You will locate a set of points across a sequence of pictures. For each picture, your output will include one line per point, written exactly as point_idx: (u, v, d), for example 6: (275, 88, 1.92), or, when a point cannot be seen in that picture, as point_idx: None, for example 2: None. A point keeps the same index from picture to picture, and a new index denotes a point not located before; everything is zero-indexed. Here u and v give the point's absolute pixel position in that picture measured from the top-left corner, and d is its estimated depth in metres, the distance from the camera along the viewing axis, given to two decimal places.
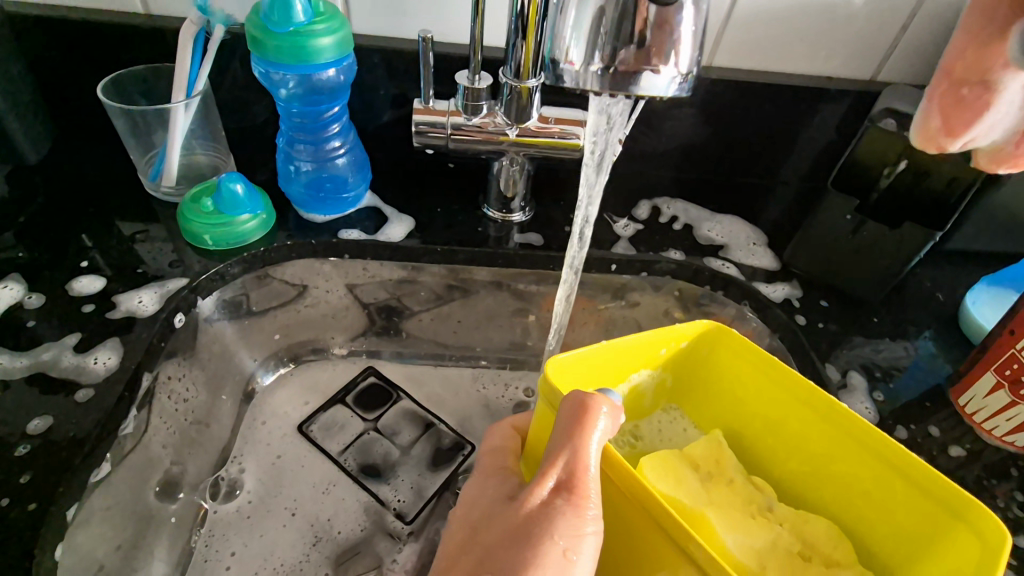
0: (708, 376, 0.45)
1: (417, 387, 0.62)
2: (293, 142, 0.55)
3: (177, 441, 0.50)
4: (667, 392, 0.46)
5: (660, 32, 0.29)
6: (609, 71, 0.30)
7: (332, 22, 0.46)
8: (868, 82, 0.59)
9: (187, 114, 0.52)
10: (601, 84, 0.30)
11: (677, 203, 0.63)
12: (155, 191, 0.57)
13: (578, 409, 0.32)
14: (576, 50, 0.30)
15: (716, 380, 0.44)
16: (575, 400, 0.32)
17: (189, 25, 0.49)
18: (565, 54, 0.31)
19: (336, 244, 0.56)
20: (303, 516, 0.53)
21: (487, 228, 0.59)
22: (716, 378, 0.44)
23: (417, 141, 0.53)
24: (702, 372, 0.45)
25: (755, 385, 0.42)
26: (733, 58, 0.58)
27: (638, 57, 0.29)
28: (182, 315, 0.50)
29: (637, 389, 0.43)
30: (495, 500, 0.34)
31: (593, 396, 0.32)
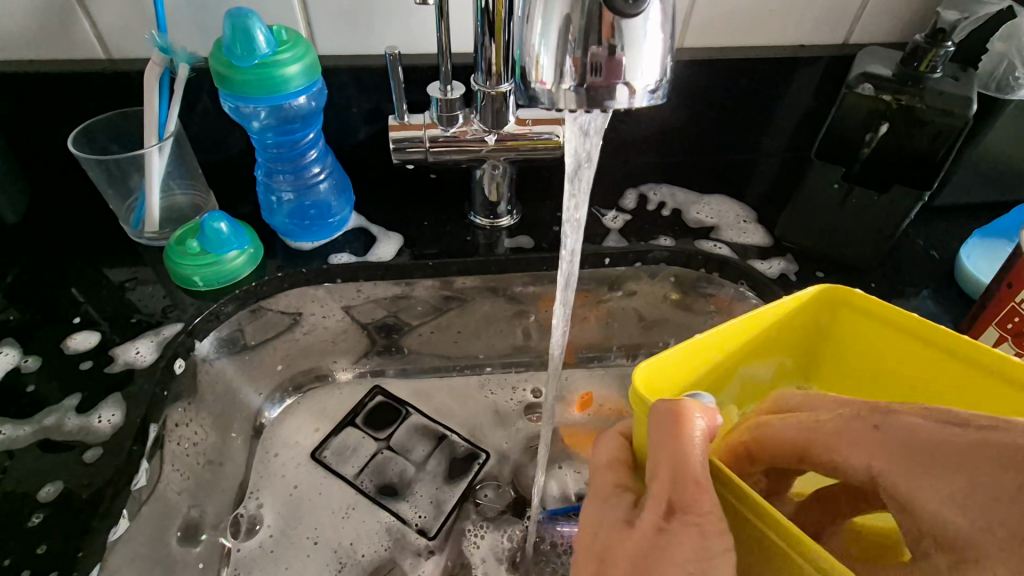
0: (835, 349, 0.37)
1: (425, 401, 0.62)
2: (272, 173, 0.55)
3: (193, 486, 0.50)
4: (789, 374, 0.38)
5: (628, 46, 0.28)
6: (581, 87, 0.30)
7: (297, 49, 0.46)
8: (840, 46, 0.59)
9: (162, 157, 0.51)
10: (578, 106, 0.30)
11: (663, 188, 0.63)
12: (139, 237, 0.56)
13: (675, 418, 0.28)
14: (547, 73, 0.30)
15: (838, 353, 0.37)
16: (669, 406, 0.28)
17: (152, 67, 0.48)
18: (536, 74, 0.30)
19: (326, 270, 0.56)
20: (326, 543, 0.53)
21: (476, 236, 0.59)
22: (847, 351, 0.36)
23: (397, 158, 0.53)
24: (825, 346, 0.37)
25: (903, 352, 0.34)
26: (704, 38, 0.57)
27: (610, 74, 0.29)
28: (181, 361, 0.50)
29: (749, 380, 0.36)
30: (605, 523, 0.30)
31: (693, 403, 0.28)
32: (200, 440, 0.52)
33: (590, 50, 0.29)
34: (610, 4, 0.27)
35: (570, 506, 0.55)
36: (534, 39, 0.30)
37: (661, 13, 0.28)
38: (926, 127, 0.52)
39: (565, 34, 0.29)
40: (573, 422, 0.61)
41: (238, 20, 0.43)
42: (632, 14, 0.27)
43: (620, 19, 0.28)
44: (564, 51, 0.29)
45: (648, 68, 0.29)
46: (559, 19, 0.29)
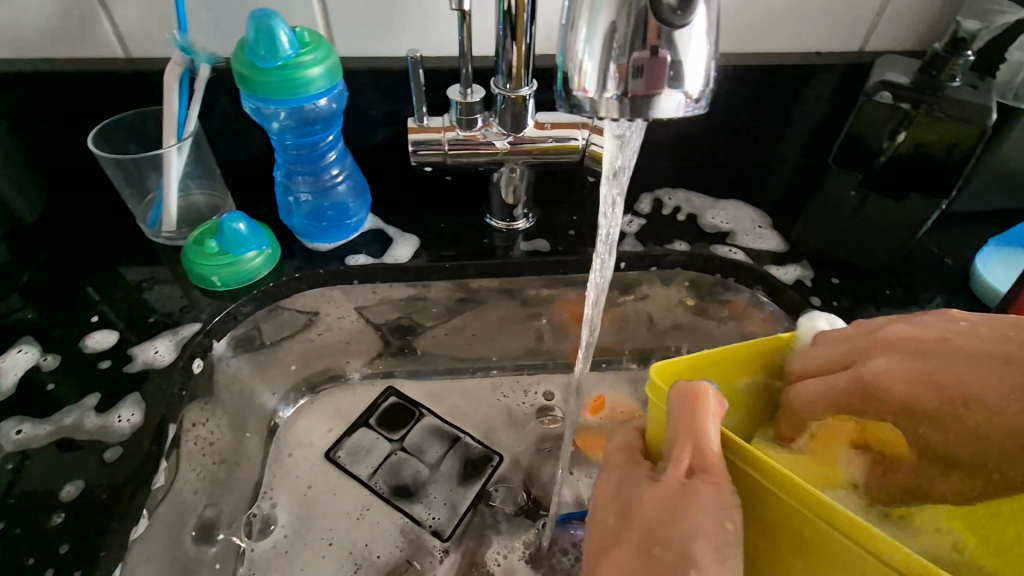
0: None
1: (439, 402, 0.62)
2: (291, 174, 0.55)
3: (209, 486, 0.50)
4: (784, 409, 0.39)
5: (674, 54, 0.28)
6: (625, 95, 0.30)
7: (319, 51, 0.46)
8: (857, 53, 0.59)
9: (181, 157, 0.51)
10: (621, 114, 0.30)
11: (678, 192, 0.63)
12: (156, 237, 0.56)
13: (692, 395, 0.31)
14: (590, 81, 0.30)
15: None
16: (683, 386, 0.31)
17: (172, 67, 0.48)
18: (579, 81, 0.30)
19: (344, 271, 0.55)
20: (340, 544, 0.53)
21: (492, 239, 0.59)
22: None
23: (415, 160, 0.53)
24: None
25: None
26: (721, 43, 0.58)
27: (653, 81, 0.29)
28: (199, 360, 0.50)
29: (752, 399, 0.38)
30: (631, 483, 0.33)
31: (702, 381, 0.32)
32: (217, 440, 0.52)
33: (634, 56, 0.29)
34: (657, 12, 0.27)
35: (584, 509, 0.55)
36: (578, 46, 0.30)
37: (707, 23, 0.28)
38: (941, 134, 0.52)
39: (610, 41, 0.29)
40: (587, 425, 0.61)
41: (262, 21, 0.43)
42: (680, 23, 0.28)
43: (669, 27, 0.28)
44: (608, 58, 0.29)
45: (694, 76, 0.29)
46: (604, 27, 0.29)
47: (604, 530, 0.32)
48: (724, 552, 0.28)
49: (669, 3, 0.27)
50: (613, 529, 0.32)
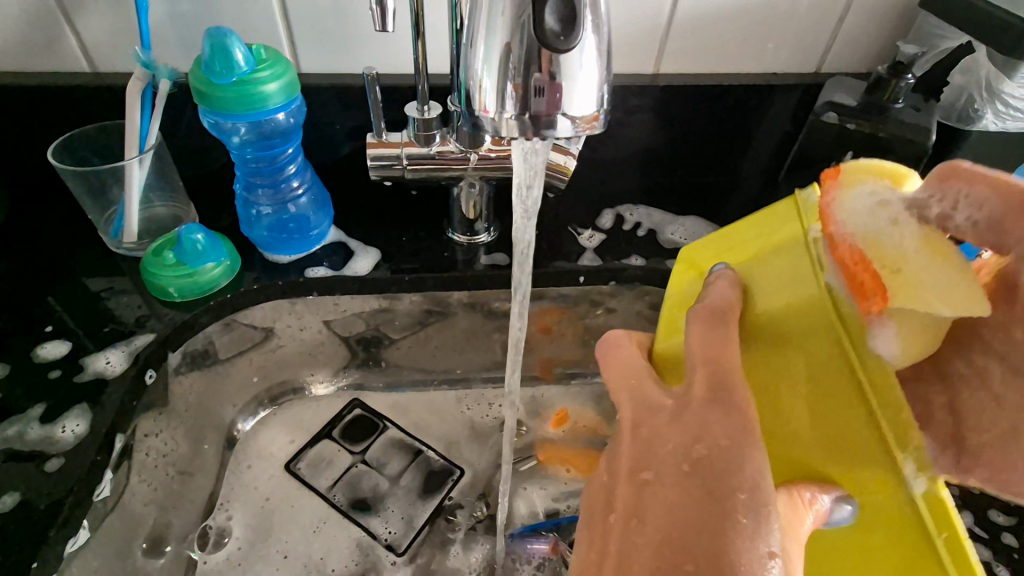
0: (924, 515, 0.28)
1: (403, 414, 0.63)
2: (251, 187, 0.55)
3: (159, 498, 0.50)
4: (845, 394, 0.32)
5: (562, 76, 0.29)
6: (522, 116, 0.31)
7: (275, 67, 0.47)
8: (812, 74, 0.60)
9: (141, 169, 0.52)
10: (521, 132, 0.31)
11: (640, 208, 0.65)
12: (118, 247, 0.57)
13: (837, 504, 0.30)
14: (490, 101, 0.31)
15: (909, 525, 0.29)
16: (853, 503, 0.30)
17: (136, 82, 0.49)
18: (480, 101, 0.31)
19: (302, 282, 0.56)
20: (295, 557, 0.53)
21: (454, 252, 0.60)
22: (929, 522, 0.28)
23: (376, 174, 0.54)
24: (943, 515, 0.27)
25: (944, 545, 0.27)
26: (679, 63, 0.59)
27: (551, 102, 0.30)
28: (152, 371, 0.50)
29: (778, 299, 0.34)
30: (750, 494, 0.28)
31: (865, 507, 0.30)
32: (171, 451, 0.52)
33: (531, 77, 0.29)
34: (542, 38, 0.28)
35: (540, 523, 0.55)
36: (478, 64, 0.31)
37: (596, 47, 0.29)
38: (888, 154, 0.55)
39: (505, 63, 0.30)
40: (549, 438, 0.62)
41: (217, 38, 0.44)
42: (565, 48, 0.28)
43: (555, 52, 0.28)
44: (505, 78, 0.30)
45: (584, 99, 0.30)
46: (499, 47, 0.29)
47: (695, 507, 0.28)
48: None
49: (553, 30, 0.28)
50: (703, 517, 0.28)
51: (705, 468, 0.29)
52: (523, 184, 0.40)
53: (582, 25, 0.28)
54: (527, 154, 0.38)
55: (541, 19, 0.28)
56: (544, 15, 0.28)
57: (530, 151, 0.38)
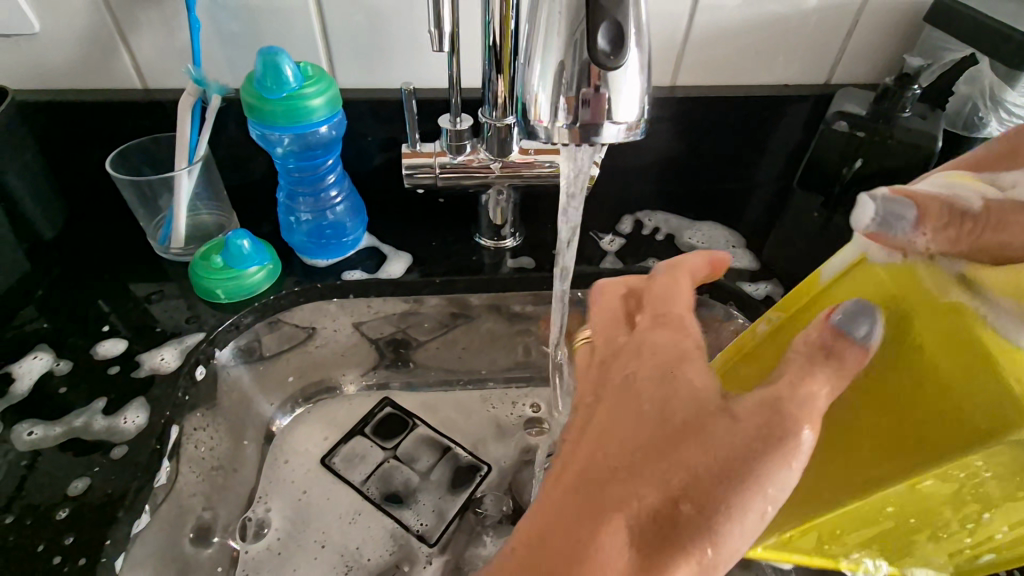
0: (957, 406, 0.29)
1: (432, 413, 0.65)
2: (293, 195, 0.59)
3: (207, 488, 0.53)
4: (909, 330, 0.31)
5: (611, 88, 0.32)
6: (574, 125, 0.33)
7: (321, 83, 0.50)
8: (823, 85, 0.63)
9: (191, 179, 0.55)
10: (572, 140, 0.34)
11: (658, 214, 0.67)
12: (165, 253, 0.60)
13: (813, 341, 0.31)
14: (543, 111, 0.34)
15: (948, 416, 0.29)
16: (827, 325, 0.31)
17: (186, 97, 0.53)
18: (535, 112, 0.35)
19: (340, 285, 0.58)
20: (332, 547, 0.56)
21: (481, 256, 0.63)
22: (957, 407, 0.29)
23: (409, 183, 0.57)
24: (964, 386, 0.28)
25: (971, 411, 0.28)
26: (696, 76, 0.62)
27: (600, 113, 0.33)
28: (202, 367, 0.52)
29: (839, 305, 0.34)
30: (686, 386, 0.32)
31: (857, 317, 0.31)
32: (217, 446, 0.55)
33: (581, 92, 0.32)
34: (593, 58, 0.31)
35: None
36: (534, 81, 0.34)
37: (641, 61, 0.32)
38: (897, 158, 0.58)
39: (559, 78, 0.33)
40: None
41: (269, 57, 0.47)
42: (613, 66, 0.31)
43: (603, 69, 0.31)
44: (558, 92, 0.33)
45: (631, 107, 0.33)
46: (554, 65, 0.33)
47: (622, 420, 0.32)
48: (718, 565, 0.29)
49: (603, 49, 0.31)
50: (643, 433, 0.31)
51: (629, 383, 0.34)
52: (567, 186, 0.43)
53: (629, 46, 0.31)
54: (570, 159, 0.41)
55: (592, 40, 0.31)
56: (595, 36, 0.30)
57: (576, 156, 0.41)
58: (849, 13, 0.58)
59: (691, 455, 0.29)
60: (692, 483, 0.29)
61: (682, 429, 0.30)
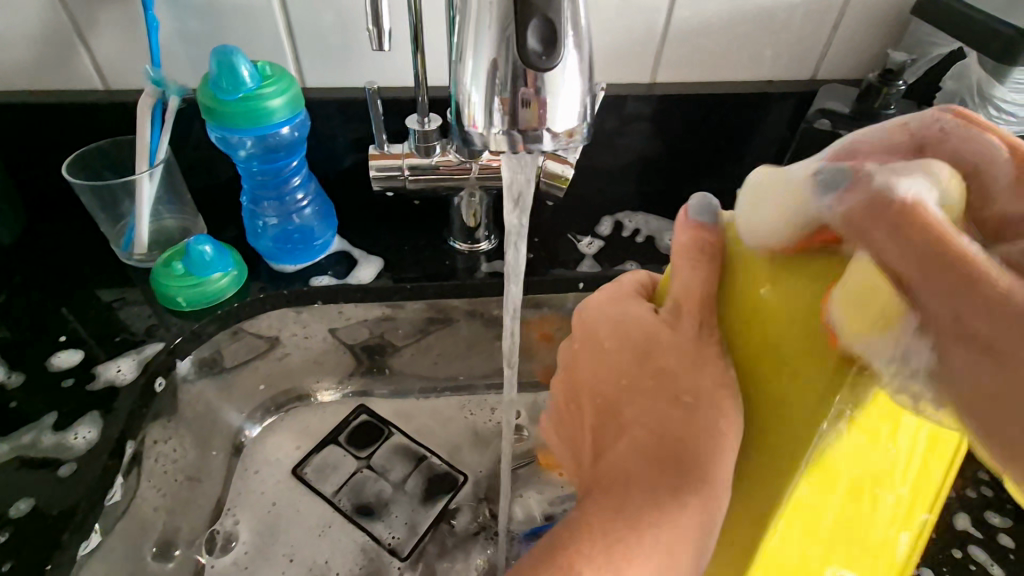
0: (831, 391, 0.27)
1: (407, 421, 0.64)
2: (258, 199, 0.57)
3: (169, 502, 0.52)
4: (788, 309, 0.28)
5: (545, 91, 0.30)
6: (508, 131, 0.32)
7: (280, 83, 0.48)
8: (807, 82, 0.61)
9: (153, 182, 0.53)
10: (507, 145, 0.33)
11: (638, 215, 0.66)
12: (128, 259, 0.58)
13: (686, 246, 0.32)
14: (478, 115, 0.32)
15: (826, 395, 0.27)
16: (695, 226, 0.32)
17: (146, 98, 0.51)
18: (469, 115, 0.33)
19: (307, 291, 0.57)
20: (301, 561, 0.54)
21: (455, 260, 0.61)
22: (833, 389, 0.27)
23: (377, 185, 0.55)
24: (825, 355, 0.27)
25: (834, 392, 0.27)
26: (676, 73, 0.60)
27: (535, 117, 0.31)
28: (161, 379, 0.51)
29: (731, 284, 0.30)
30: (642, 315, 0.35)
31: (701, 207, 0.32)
32: (180, 457, 0.53)
33: (518, 93, 0.31)
34: (525, 59, 0.29)
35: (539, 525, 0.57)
36: (468, 81, 0.32)
37: (577, 62, 0.30)
38: None
39: (491, 80, 0.31)
40: None
41: (224, 57, 0.46)
42: (546, 67, 0.29)
43: (538, 71, 0.30)
44: (492, 93, 0.31)
45: (566, 113, 0.31)
46: (487, 64, 0.31)
47: (607, 364, 0.36)
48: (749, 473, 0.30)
49: (535, 50, 0.29)
50: (624, 367, 0.35)
51: (589, 338, 0.39)
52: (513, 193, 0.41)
53: (563, 46, 0.29)
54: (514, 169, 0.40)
55: (523, 39, 0.29)
56: (526, 36, 0.28)
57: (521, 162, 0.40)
58: (833, 6, 0.56)
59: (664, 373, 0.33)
60: (679, 379, 0.32)
61: (652, 352, 0.34)
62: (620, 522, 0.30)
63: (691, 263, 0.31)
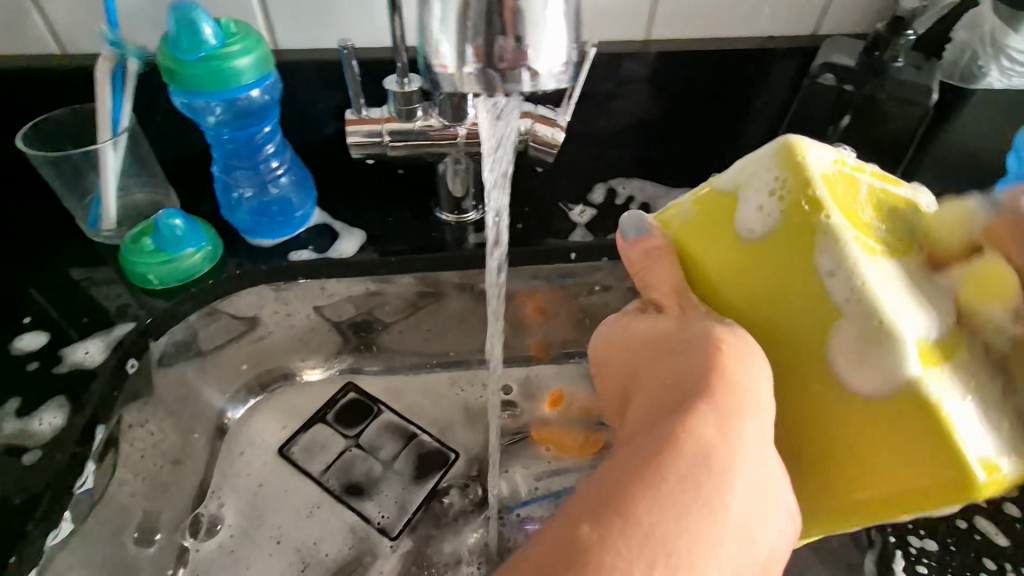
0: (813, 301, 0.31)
1: (398, 398, 0.61)
2: (230, 169, 0.54)
3: (147, 489, 0.51)
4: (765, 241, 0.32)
5: (521, 25, 0.30)
6: (483, 69, 0.31)
7: (246, 41, 0.45)
8: (810, 37, 0.58)
9: (117, 153, 0.50)
10: (481, 87, 0.32)
11: (634, 181, 0.63)
12: (97, 236, 0.55)
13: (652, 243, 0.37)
14: (449, 56, 0.32)
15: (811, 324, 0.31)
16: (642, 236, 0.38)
17: (103, 61, 0.48)
18: (439, 59, 0.32)
19: (286, 267, 0.54)
20: (289, 543, 0.53)
21: (442, 232, 0.58)
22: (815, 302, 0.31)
23: (356, 153, 0.52)
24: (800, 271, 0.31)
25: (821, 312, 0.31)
26: (671, 29, 0.56)
27: (514, 53, 0.30)
28: (134, 360, 0.49)
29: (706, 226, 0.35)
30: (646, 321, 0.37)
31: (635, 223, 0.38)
32: (159, 441, 0.53)
33: (491, 30, 0.30)
34: None
35: (532, 501, 0.56)
36: (434, 23, 0.32)
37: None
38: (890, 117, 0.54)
39: (463, 23, 0.30)
40: (545, 420, 0.60)
41: (183, 12, 0.42)
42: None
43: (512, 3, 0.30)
44: (463, 33, 0.31)
45: (547, 49, 0.31)
46: (456, 2, 0.30)
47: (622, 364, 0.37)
48: (759, 409, 0.30)
49: None
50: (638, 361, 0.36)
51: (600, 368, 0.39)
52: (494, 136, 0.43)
53: None
54: (493, 106, 0.41)
55: None
56: None
57: (499, 106, 0.42)
58: None
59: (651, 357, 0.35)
60: (690, 362, 0.32)
61: (656, 348, 0.35)
62: (612, 497, 0.27)
63: (658, 263, 0.37)
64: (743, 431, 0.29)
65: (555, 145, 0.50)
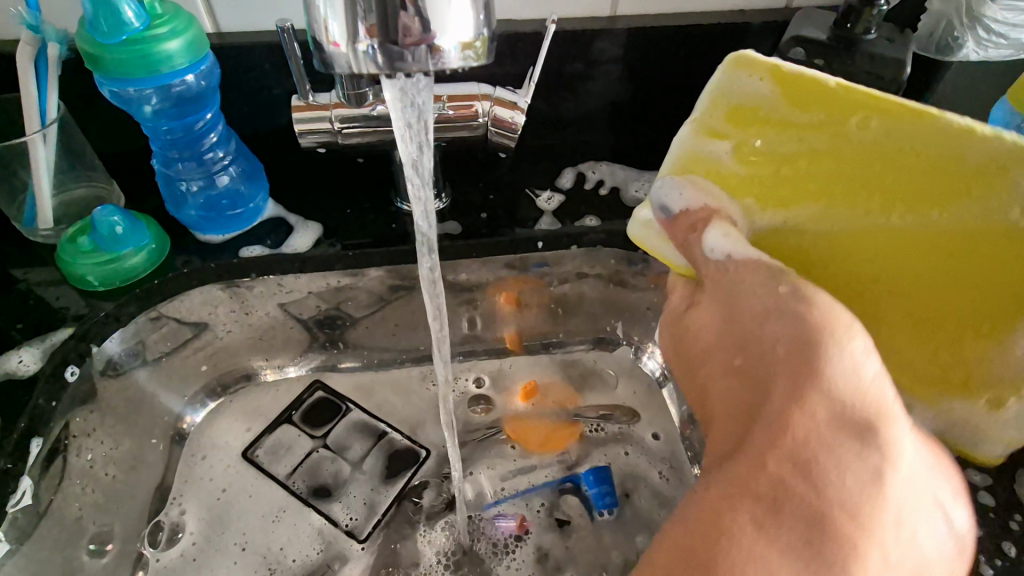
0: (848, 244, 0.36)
1: (366, 396, 0.59)
2: (171, 161, 0.51)
3: (98, 499, 0.49)
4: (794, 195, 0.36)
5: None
6: (377, 48, 0.28)
7: (175, 23, 0.42)
8: (784, 10, 0.55)
9: (48, 146, 0.46)
10: (376, 67, 0.29)
11: (603, 164, 0.61)
12: (35, 236, 0.52)
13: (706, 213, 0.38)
14: (339, 33, 0.29)
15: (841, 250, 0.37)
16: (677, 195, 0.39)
17: (23, 46, 0.44)
18: (329, 37, 0.29)
19: (237, 264, 0.52)
20: (253, 549, 0.51)
21: (403, 223, 0.56)
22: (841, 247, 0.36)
23: (306, 143, 0.49)
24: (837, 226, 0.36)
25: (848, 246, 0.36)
26: (640, 3, 0.54)
27: (409, 30, 0.28)
28: (74, 367, 0.48)
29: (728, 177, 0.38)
30: (748, 304, 0.32)
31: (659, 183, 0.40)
32: (112, 450, 0.51)
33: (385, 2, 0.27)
34: None
35: (505, 499, 0.54)
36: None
37: None
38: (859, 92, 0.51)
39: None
40: (518, 414, 0.59)
41: None
42: None
43: None
44: (354, 9, 0.28)
45: (451, 23, 0.28)
46: None
47: (734, 366, 0.31)
48: (896, 450, 0.28)
49: None
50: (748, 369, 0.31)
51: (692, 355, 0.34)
52: (406, 127, 0.38)
53: None
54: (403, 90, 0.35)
55: None
56: None
57: (409, 89, 0.36)
58: None
59: (747, 303, 0.33)
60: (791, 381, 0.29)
61: (750, 350, 0.31)
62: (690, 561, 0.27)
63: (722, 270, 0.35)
64: (871, 375, 0.28)
65: (514, 132, 0.48)
